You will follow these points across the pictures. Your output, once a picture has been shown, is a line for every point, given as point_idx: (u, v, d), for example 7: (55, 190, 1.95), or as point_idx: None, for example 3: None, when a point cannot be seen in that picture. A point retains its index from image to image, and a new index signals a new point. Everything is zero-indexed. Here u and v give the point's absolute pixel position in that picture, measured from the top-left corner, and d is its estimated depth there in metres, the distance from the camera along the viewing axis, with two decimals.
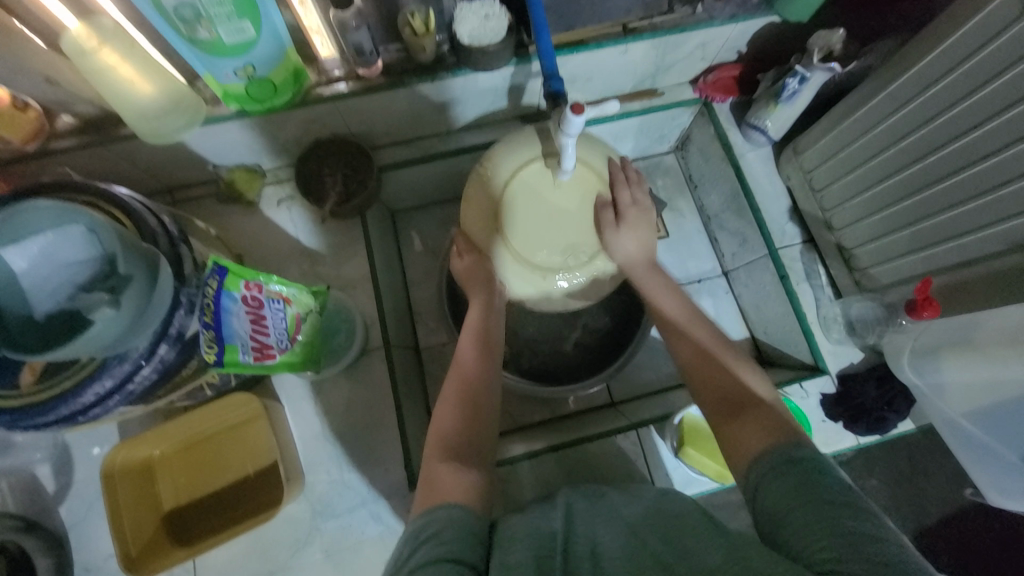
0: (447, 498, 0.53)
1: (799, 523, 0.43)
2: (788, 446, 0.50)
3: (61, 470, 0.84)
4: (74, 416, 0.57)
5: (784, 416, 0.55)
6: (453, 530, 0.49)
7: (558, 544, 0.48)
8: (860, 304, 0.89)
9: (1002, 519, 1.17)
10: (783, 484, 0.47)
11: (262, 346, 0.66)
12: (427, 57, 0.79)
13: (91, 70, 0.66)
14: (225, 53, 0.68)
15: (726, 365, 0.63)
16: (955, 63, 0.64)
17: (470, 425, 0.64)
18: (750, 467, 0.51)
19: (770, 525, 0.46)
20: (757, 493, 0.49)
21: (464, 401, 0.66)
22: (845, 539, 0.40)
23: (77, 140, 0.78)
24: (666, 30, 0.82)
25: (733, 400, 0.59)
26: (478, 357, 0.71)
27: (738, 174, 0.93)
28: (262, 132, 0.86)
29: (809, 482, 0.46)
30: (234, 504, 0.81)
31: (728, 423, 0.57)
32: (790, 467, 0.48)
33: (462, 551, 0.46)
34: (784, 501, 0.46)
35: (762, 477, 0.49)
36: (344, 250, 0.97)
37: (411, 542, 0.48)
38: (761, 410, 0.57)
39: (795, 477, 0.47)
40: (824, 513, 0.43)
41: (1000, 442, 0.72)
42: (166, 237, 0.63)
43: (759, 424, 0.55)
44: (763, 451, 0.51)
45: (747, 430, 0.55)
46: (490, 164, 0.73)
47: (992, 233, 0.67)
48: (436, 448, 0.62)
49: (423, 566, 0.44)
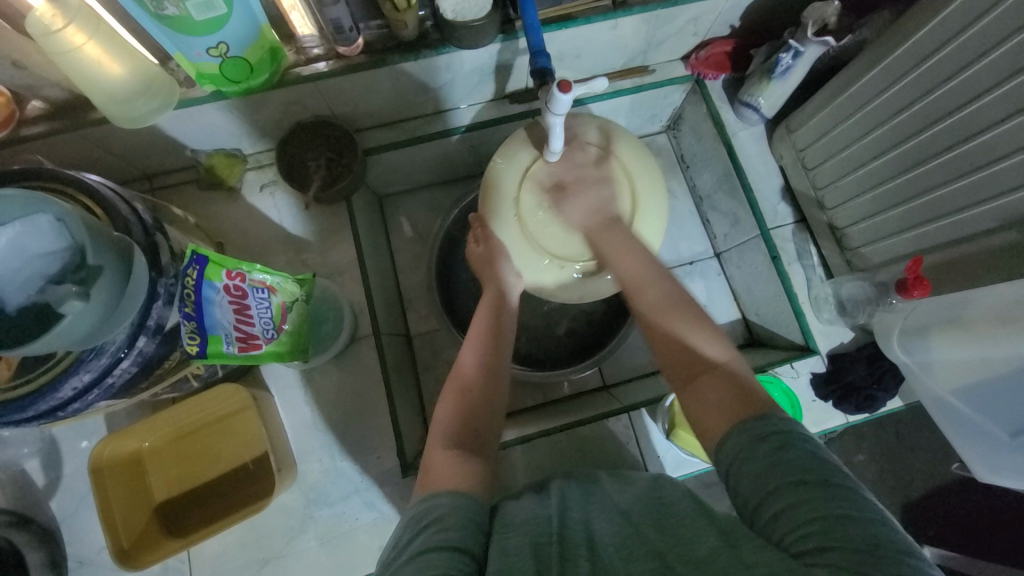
0: (450, 487, 0.52)
1: (776, 508, 0.44)
2: (751, 420, 0.51)
3: (50, 465, 0.83)
4: (53, 412, 0.55)
5: (742, 382, 0.56)
6: (455, 517, 0.49)
7: (556, 531, 0.47)
8: (851, 285, 0.88)
9: (984, 491, 1.20)
10: (754, 465, 0.47)
11: (247, 336, 0.65)
12: (410, 33, 0.76)
13: (54, 49, 0.62)
14: (196, 31, 0.65)
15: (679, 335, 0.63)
16: (952, 34, 0.62)
17: (476, 418, 0.63)
18: (723, 438, 0.52)
19: (749, 509, 0.46)
20: (732, 477, 0.49)
21: (470, 386, 0.66)
22: (821, 520, 0.41)
23: (46, 126, 0.75)
24: (657, 3, 0.79)
25: (690, 363, 0.60)
26: (490, 343, 0.69)
27: (730, 152, 0.92)
28: (240, 114, 0.83)
29: (784, 460, 0.46)
30: (227, 495, 0.81)
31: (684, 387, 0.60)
32: (760, 446, 0.48)
33: (462, 539, 0.46)
34: (761, 483, 0.45)
35: (734, 457, 0.49)
36: (330, 237, 0.95)
37: (411, 529, 0.49)
38: (724, 378, 0.57)
39: (768, 456, 0.47)
40: (800, 494, 0.43)
41: (988, 418, 0.73)
42: (139, 226, 0.61)
43: (721, 397, 0.55)
44: (730, 427, 0.52)
45: (701, 395, 0.57)
46: (502, 161, 0.73)
47: (986, 210, 0.67)
48: (440, 437, 0.61)
49: (423, 553, 0.45)
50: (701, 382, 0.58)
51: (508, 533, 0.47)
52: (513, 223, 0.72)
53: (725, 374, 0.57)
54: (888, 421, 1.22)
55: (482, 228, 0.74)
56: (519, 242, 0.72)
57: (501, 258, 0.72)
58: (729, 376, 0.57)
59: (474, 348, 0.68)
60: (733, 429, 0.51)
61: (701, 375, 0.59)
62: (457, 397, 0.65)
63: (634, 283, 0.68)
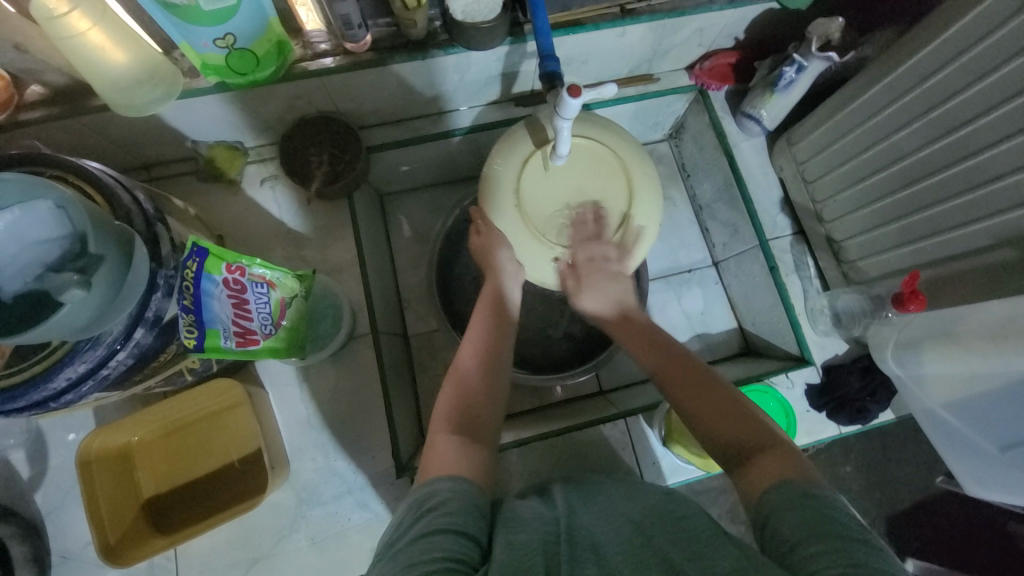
0: (450, 472, 0.53)
1: (811, 551, 0.42)
2: (803, 483, 0.49)
3: (36, 456, 0.81)
4: (45, 402, 0.54)
5: (791, 448, 0.54)
6: (459, 501, 0.49)
7: (563, 532, 0.48)
8: (847, 296, 0.90)
9: (968, 506, 1.21)
10: (796, 516, 0.46)
11: (246, 331, 0.64)
12: (419, 32, 0.76)
13: (56, 34, 0.61)
14: (202, 20, 0.64)
15: (719, 401, 0.60)
16: (954, 55, 0.64)
17: (478, 402, 0.63)
18: (764, 496, 0.49)
19: (777, 549, 0.45)
20: (768, 524, 0.47)
21: (474, 377, 0.65)
22: (855, 570, 0.40)
23: (46, 111, 0.74)
24: (665, 13, 0.80)
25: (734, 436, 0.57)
26: (492, 335, 0.69)
27: (732, 162, 0.93)
28: (244, 107, 0.82)
29: (824, 516, 0.45)
30: (216, 493, 0.79)
31: (734, 463, 0.56)
32: (806, 501, 0.47)
33: (466, 525, 0.46)
34: (798, 531, 0.44)
35: (778, 500, 0.48)
36: (330, 234, 0.95)
37: (413, 512, 0.49)
38: (768, 442, 0.55)
39: (810, 510, 0.46)
40: (838, 546, 0.42)
41: (978, 433, 0.75)
42: (141, 216, 0.60)
43: (766, 458, 0.53)
44: (774, 485, 0.49)
45: (756, 464, 0.53)
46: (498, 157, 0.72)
47: (982, 228, 0.68)
48: (443, 421, 0.61)
49: (426, 536, 0.45)
50: (747, 450, 0.55)
51: (516, 528, 0.47)
52: (512, 211, 0.71)
53: (770, 437, 0.56)
54: (876, 433, 1.23)
55: (483, 219, 0.73)
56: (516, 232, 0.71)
57: (501, 248, 0.71)
58: (772, 439, 0.56)
59: (478, 333, 0.69)
60: (774, 486, 0.49)
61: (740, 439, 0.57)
62: (458, 382, 0.65)
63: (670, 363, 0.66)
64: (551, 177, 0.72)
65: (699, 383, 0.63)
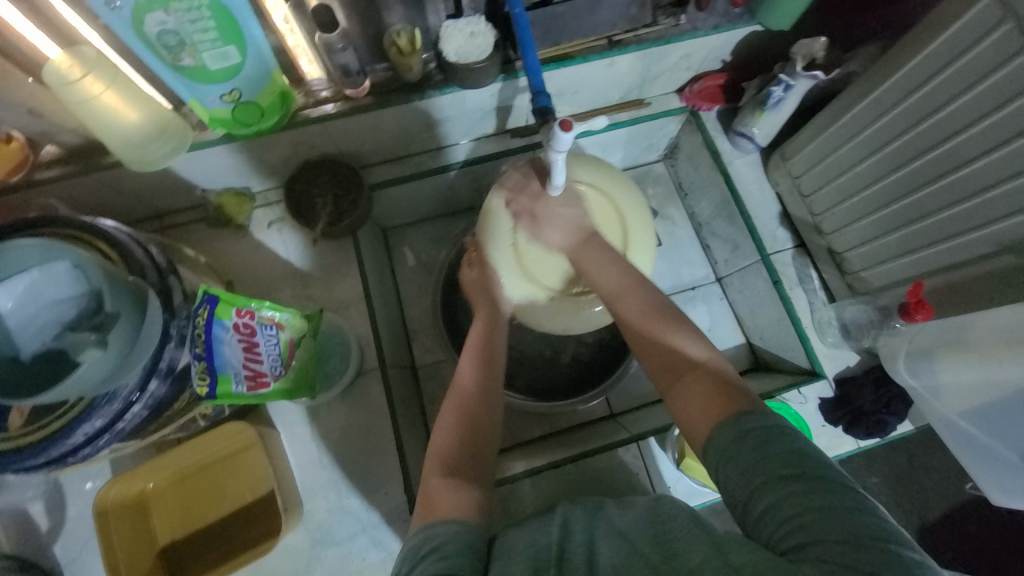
0: (451, 514, 0.53)
1: (767, 501, 0.45)
2: (740, 418, 0.51)
3: (53, 508, 0.81)
4: (63, 458, 0.55)
5: (727, 379, 0.57)
6: (455, 544, 0.49)
7: (554, 555, 0.49)
8: (853, 308, 0.89)
9: (1002, 514, 1.17)
10: (744, 463, 0.48)
11: (256, 373, 0.65)
12: (415, 75, 0.79)
13: (72, 100, 0.65)
14: (212, 78, 0.68)
15: (656, 336, 0.62)
16: (938, 68, 0.65)
17: (472, 434, 0.63)
18: (710, 441, 0.52)
19: (738, 498, 0.48)
20: (720, 474, 0.50)
21: (470, 400, 0.66)
22: (808, 515, 0.43)
23: (61, 170, 0.77)
24: (652, 42, 0.83)
25: (674, 366, 0.60)
26: (482, 362, 0.69)
27: (727, 179, 0.94)
28: (250, 155, 0.85)
29: (766, 456, 0.47)
30: (232, 536, 0.79)
31: (673, 391, 0.58)
32: (747, 441, 0.49)
33: (460, 567, 0.46)
34: (747, 481, 0.47)
35: (724, 447, 0.50)
36: (337, 271, 0.97)
37: (410, 559, 0.49)
38: (703, 371, 0.58)
39: (753, 453, 0.48)
40: (786, 489, 0.45)
41: (998, 441, 0.73)
42: (154, 269, 0.61)
43: (703, 391, 0.56)
44: (715, 430, 0.52)
45: (694, 400, 0.56)
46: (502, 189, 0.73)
47: (984, 235, 0.68)
48: (436, 459, 0.61)
49: None
50: (684, 380, 0.58)
51: (508, 559, 0.49)
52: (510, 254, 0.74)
53: (706, 367, 0.58)
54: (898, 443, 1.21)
55: (476, 253, 0.77)
56: (513, 273, 0.73)
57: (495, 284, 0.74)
58: (708, 367, 0.58)
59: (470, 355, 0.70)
60: (716, 429, 0.52)
61: (679, 369, 0.59)
62: (456, 416, 0.64)
63: (614, 294, 0.67)
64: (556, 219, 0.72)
65: (636, 314, 0.65)
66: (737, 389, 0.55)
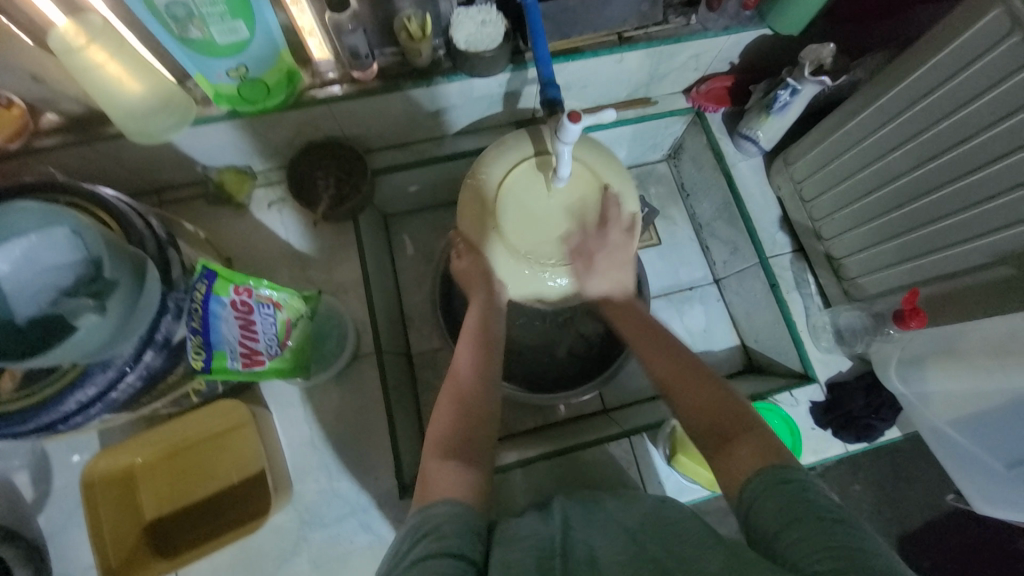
0: (448, 495, 0.53)
1: (791, 538, 0.44)
2: (781, 471, 0.50)
3: (40, 478, 0.81)
4: (54, 424, 0.55)
5: (771, 436, 0.55)
6: (454, 526, 0.49)
7: (558, 546, 0.49)
8: (848, 313, 0.91)
9: (984, 526, 1.19)
10: (776, 504, 0.47)
11: (252, 351, 0.65)
12: (423, 62, 0.79)
13: (75, 67, 0.63)
14: (219, 53, 0.68)
15: (700, 391, 0.63)
16: (944, 78, 0.65)
17: (471, 421, 0.64)
18: (742, 492, 0.51)
19: (763, 540, 0.47)
20: (750, 515, 0.49)
21: (467, 389, 0.67)
22: (836, 551, 0.41)
23: (61, 139, 0.76)
24: (662, 40, 0.83)
25: (721, 429, 0.58)
26: (479, 356, 0.70)
27: (730, 182, 0.95)
28: (254, 133, 0.84)
29: (798, 499, 0.47)
30: (220, 514, 0.79)
31: (718, 455, 0.57)
32: (783, 486, 0.48)
33: (461, 547, 0.47)
34: (776, 519, 0.46)
35: (755, 490, 0.50)
36: (336, 254, 0.96)
37: (412, 536, 0.49)
38: (745, 425, 0.58)
39: (786, 494, 0.48)
40: (814, 527, 0.44)
41: (983, 449, 0.75)
42: (153, 240, 0.61)
43: (744, 443, 0.55)
44: (755, 475, 0.51)
45: (736, 458, 0.54)
46: (483, 172, 0.73)
47: (980, 245, 0.69)
48: (436, 444, 0.61)
49: (425, 559, 0.45)
50: (730, 440, 0.57)
51: (509, 545, 0.48)
52: (497, 239, 0.71)
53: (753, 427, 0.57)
54: (884, 451, 1.22)
55: (464, 242, 0.75)
56: (501, 254, 0.71)
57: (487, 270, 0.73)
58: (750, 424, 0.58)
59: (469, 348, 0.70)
60: (754, 476, 0.51)
61: (725, 431, 0.58)
62: (452, 407, 0.65)
63: (658, 368, 0.68)
64: (539, 197, 0.71)
65: (682, 371, 0.66)
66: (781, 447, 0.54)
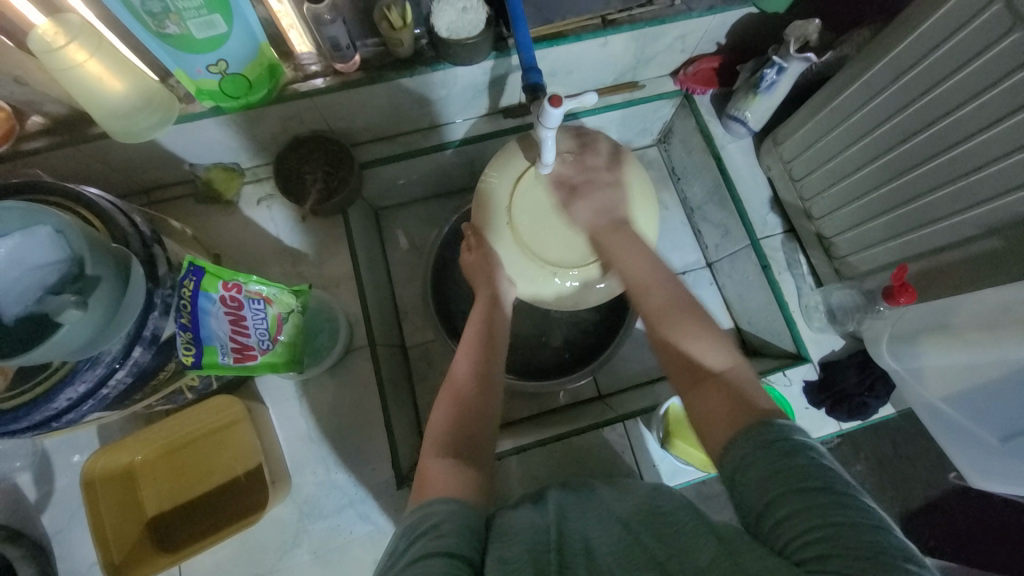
0: (445, 493, 0.53)
1: (781, 513, 0.44)
2: (758, 427, 0.51)
3: (42, 478, 0.82)
4: (47, 422, 0.56)
5: (748, 390, 0.57)
6: (452, 524, 0.48)
7: (553, 539, 0.48)
8: (840, 293, 0.90)
9: (985, 502, 1.19)
10: (762, 475, 0.47)
11: (243, 347, 0.66)
12: (406, 51, 0.78)
13: (55, 68, 0.63)
14: (197, 49, 0.66)
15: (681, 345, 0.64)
16: (928, 50, 0.65)
17: (471, 415, 0.65)
18: (726, 450, 0.52)
19: (753, 516, 0.47)
20: (735, 481, 0.50)
21: (466, 391, 0.67)
22: (821, 529, 0.41)
23: (46, 141, 0.76)
24: (646, 21, 0.82)
25: (697, 369, 0.61)
26: (483, 354, 0.70)
27: (720, 164, 0.94)
28: (239, 129, 0.84)
29: (783, 468, 0.46)
30: (220, 508, 0.80)
31: (690, 391, 0.60)
32: (767, 453, 0.48)
33: (459, 546, 0.46)
34: (762, 493, 0.46)
35: (740, 457, 0.50)
36: (327, 249, 0.96)
37: (407, 537, 0.48)
38: (727, 382, 0.58)
39: (770, 464, 0.47)
40: (800, 501, 0.44)
41: (978, 423, 0.75)
42: (137, 238, 0.62)
43: (723, 401, 0.56)
44: (737, 435, 0.52)
45: (708, 398, 0.58)
46: (494, 174, 0.75)
47: (968, 218, 0.68)
48: (437, 443, 0.61)
49: (421, 559, 0.44)
50: (703, 381, 0.60)
51: (506, 540, 0.48)
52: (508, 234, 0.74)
53: (727, 377, 0.59)
54: (882, 429, 1.23)
55: (476, 237, 0.76)
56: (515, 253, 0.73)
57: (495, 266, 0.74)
58: (734, 380, 0.59)
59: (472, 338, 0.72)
60: (738, 437, 0.52)
61: (700, 373, 0.61)
62: (450, 407, 0.65)
63: (639, 288, 0.69)
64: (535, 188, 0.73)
65: (665, 320, 0.66)
66: (766, 404, 0.55)
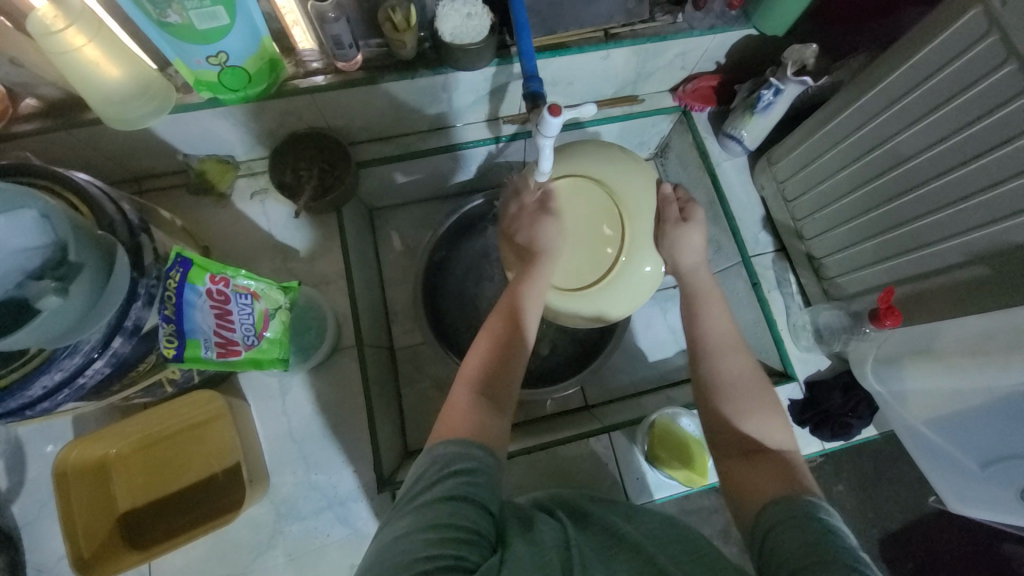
0: (461, 436, 0.53)
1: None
2: (797, 501, 0.51)
3: (13, 467, 0.79)
4: (21, 411, 0.54)
5: (798, 471, 0.57)
6: (485, 478, 0.51)
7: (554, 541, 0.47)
8: (827, 313, 0.91)
9: (962, 526, 1.20)
10: (796, 539, 0.47)
11: (227, 341, 0.64)
12: (408, 53, 0.78)
13: (54, 51, 0.62)
14: (197, 40, 0.65)
15: (736, 409, 0.63)
16: (921, 79, 0.66)
17: (505, 351, 0.62)
18: (761, 517, 0.52)
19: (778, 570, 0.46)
20: (768, 536, 0.50)
21: (503, 325, 0.64)
22: None
23: (39, 124, 0.75)
24: (647, 38, 0.83)
25: (751, 442, 0.60)
26: (522, 289, 0.67)
27: (713, 180, 0.95)
28: (238, 122, 0.83)
29: (819, 542, 0.46)
30: (195, 507, 0.78)
31: (741, 461, 0.59)
32: (806, 521, 0.49)
33: (486, 500, 0.49)
34: (793, 553, 0.46)
35: (778, 519, 0.50)
36: (320, 247, 0.96)
37: (438, 468, 0.50)
38: (780, 459, 0.58)
39: (808, 533, 0.47)
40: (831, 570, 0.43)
41: (957, 449, 0.76)
42: (125, 226, 0.61)
43: (770, 473, 0.56)
44: (775, 500, 0.52)
45: (758, 473, 0.57)
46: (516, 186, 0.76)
47: (953, 246, 0.70)
48: (471, 377, 0.60)
49: (453, 500, 0.47)
50: (754, 454, 0.59)
51: (528, 537, 0.48)
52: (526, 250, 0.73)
53: (782, 457, 0.58)
54: (864, 450, 1.24)
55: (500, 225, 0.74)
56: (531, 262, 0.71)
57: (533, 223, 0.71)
58: (787, 459, 0.58)
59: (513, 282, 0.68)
60: (770, 508, 0.52)
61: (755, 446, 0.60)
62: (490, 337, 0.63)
63: (717, 345, 0.68)
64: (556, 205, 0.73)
65: (728, 390, 0.64)
66: (811, 483, 0.55)
